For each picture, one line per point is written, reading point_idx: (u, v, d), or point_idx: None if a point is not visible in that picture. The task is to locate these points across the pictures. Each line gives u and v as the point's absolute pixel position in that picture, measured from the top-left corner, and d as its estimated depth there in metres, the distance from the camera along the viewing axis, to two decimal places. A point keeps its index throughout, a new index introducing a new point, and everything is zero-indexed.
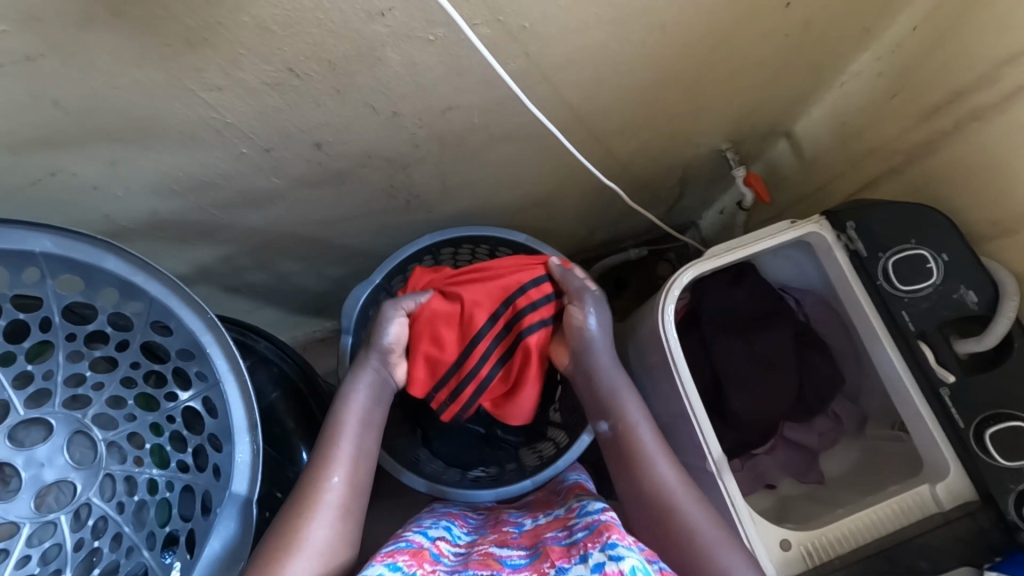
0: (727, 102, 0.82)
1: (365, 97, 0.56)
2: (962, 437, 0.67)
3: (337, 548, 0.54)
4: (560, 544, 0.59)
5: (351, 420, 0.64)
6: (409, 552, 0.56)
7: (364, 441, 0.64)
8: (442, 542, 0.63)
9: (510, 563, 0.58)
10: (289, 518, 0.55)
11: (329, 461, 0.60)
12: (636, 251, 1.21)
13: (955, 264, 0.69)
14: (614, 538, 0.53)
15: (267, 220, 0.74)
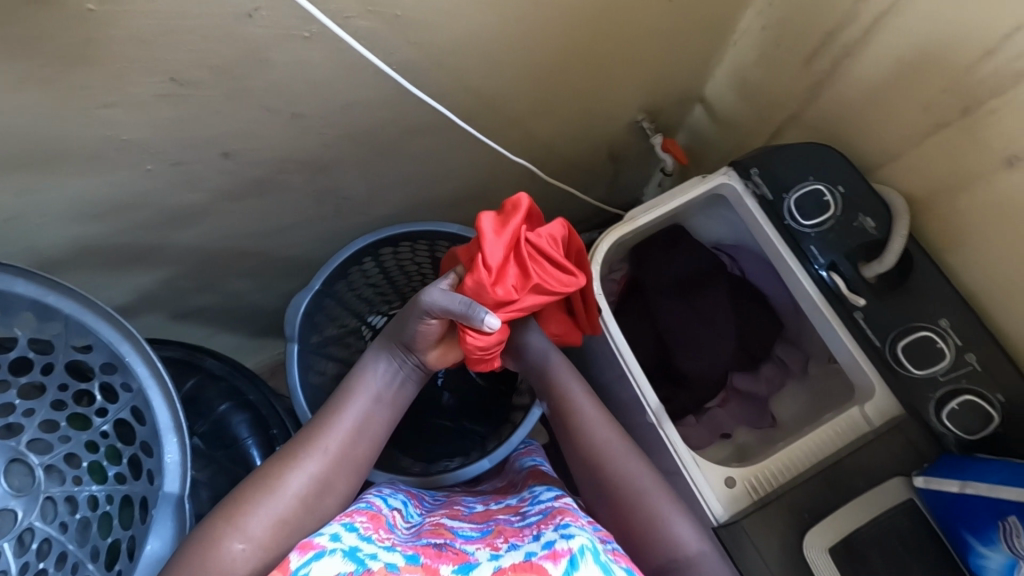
0: (631, 74, 0.85)
1: (261, 101, 0.58)
2: (883, 356, 0.71)
3: (302, 523, 0.55)
4: (513, 524, 0.62)
5: (362, 395, 0.65)
6: (367, 515, 0.58)
7: (369, 419, 0.64)
8: (400, 512, 0.65)
9: (461, 534, 0.61)
10: (268, 476, 0.56)
11: (322, 432, 0.61)
12: (587, 234, 1.24)
13: (851, 194, 0.72)
14: (567, 520, 0.55)
15: (198, 238, 0.76)
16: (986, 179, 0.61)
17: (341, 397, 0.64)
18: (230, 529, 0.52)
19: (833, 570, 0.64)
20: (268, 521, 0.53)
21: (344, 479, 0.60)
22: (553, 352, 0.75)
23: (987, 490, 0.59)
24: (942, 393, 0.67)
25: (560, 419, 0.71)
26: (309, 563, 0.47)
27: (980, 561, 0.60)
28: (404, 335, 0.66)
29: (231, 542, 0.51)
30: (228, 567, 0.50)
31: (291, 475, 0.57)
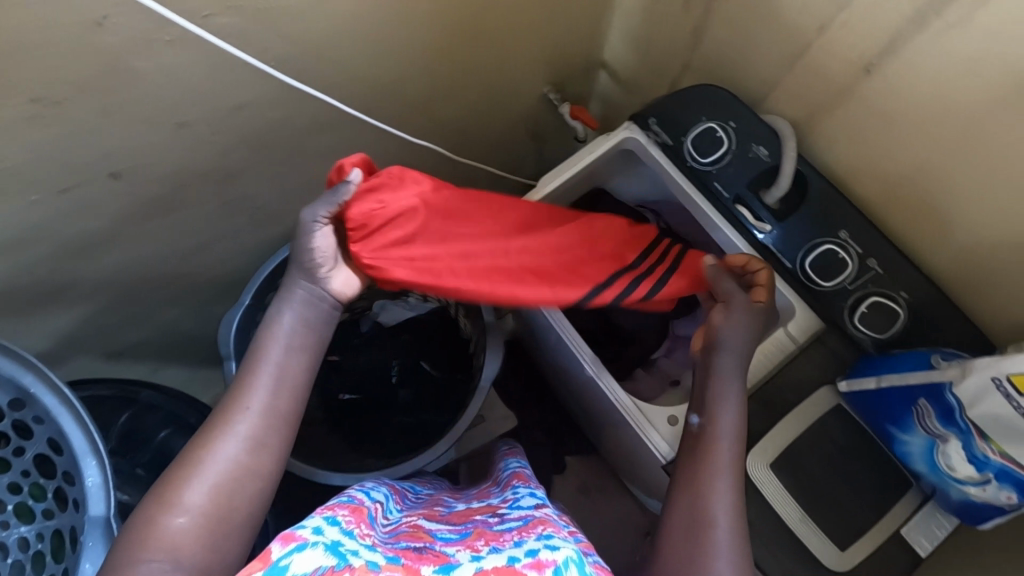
0: (527, 47, 0.86)
1: (139, 112, 0.57)
2: (796, 275, 0.74)
3: (241, 487, 0.51)
4: (491, 528, 0.60)
5: (273, 345, 0.58)
6: (348, 509, 0.54)
7: (289, 367, 0.57)
8: (381, 505, 0.63)
9: (440, 536, 0.58)
10: (195, 448, 0.51)
11: (243, 387, 0.55)
12: None
13: (742, 127, 0.75)
14: (549, 531, 0.54)
15: (111, 268, 0.74)
16: (853, 90, 0.64)
17: (257, 350, 0.58)
18: (166, 508, 0.47)
19: (776, 484, 0.67)
20: (205, 493, 0.49)
21: (281, 433, 0.55)
22: (733, 379, 0.64)
23: (898, 379, 0.62)
24: (853, 300, 0.71)
25: (697, 440, 0.62)
26: (291, 554, 0.41)
27: (903, 448, 0.65)
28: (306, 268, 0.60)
29: (168, 518, 0.47)
30: (166, 542, 0.46)
31: (218, 441, 0.51)
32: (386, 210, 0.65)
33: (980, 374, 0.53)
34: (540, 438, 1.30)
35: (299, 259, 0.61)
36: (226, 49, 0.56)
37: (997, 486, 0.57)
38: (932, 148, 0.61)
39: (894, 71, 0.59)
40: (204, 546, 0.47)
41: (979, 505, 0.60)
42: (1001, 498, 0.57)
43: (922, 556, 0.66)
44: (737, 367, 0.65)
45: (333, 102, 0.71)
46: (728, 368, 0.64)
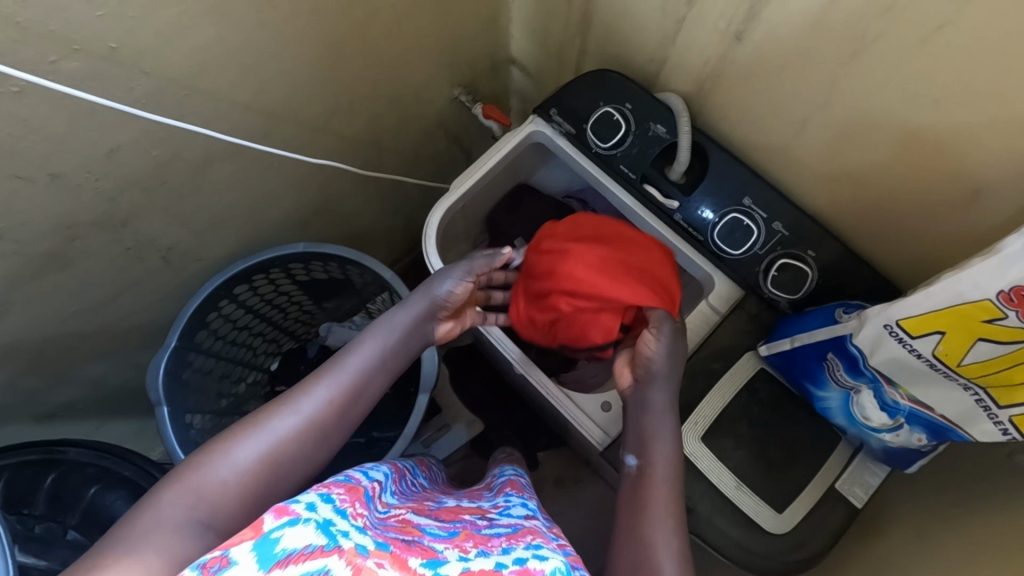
0: (423, 53, 0.86)
1: (5, 169, 0.56)
2: (709, 245, 0.74)
3: (291, 464, 0.52)
4: (479, 530, 0.59)
5: (366, 348, 0.62)
6: (344, 488, 0.48)
7: (372, 371, 0.61)
8: (378, 486, 0.57)
9: (428, 531, 0.54)
10: (266, 412, 0.54)
11: (329, 369, 0.60)
12: None
13: (638, 108, 0.76)
14: (538, 542, 0.54)
15: (16, 330, 0.72)
16: (728, 57, 0.65)
17: (355, 343, 0.63)
18: (218, 456, 0.50)
19: (710, 456, 0.68)
20: (253, 457, 0.50)
21: (338, 429, 0.57)
22: (663, 408, 0.63)
23: (809, 337, 0.63)
24: (766, 265, 0.72)
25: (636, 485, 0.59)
26: (283, 527, 0.35)
27: (823, 404, 0.66)
28: (423, 304, 0.68)
29: (217, 471, 0.49)
30: (209, 491, 0.47)
31: (282, 412, 0.54)
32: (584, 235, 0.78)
33: (873, 323, 0.55)
34: (506, 438, 1.29)
35: (433, 295, 0.69)
36: (82, 96, 0.54)
37: (909, 429, 0.60)
38: (813, 106, 0.61)
39: (758, 36, 0.60)
40: (233, 509, 0.48)
41: (899, 451, 0.63)
42: (914, 441, 0.60)
43: (858, 507, 0.67)
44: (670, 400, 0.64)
45: (221, 135, 0.69)
46: (659, 400, 0.63)
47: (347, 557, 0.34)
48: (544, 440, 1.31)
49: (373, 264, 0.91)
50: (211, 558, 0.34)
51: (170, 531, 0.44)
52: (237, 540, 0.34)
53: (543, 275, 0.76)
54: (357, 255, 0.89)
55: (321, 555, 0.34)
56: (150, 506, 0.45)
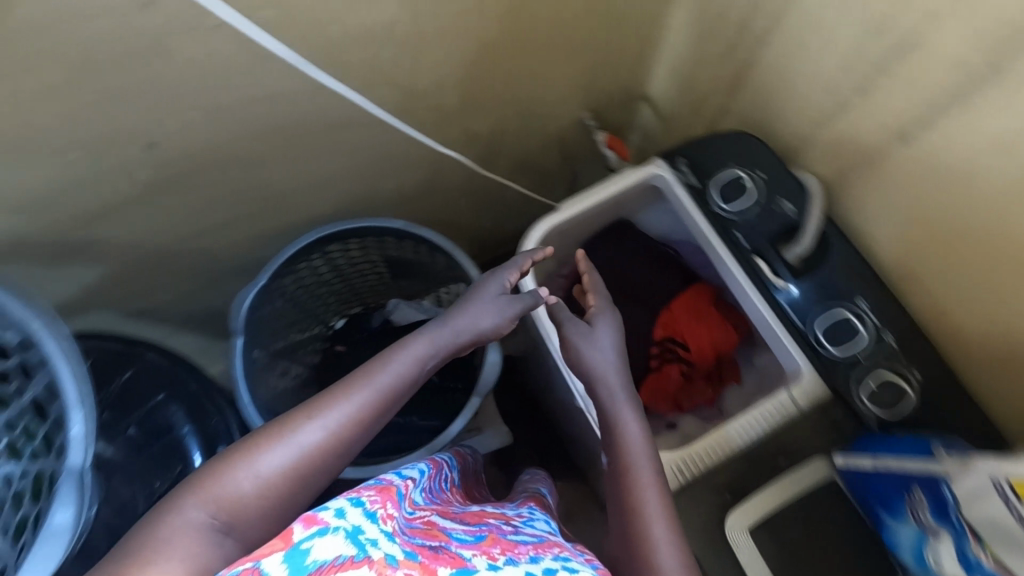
0: (567, 71, 0.87)
1: (178, 91, 0.60)
2: (807, 336, 0.71)
3: (313, 475, 0.50)
4: (506, 537, 0.59)
5: (399, 360, 0.59)
6: (376, 490, 0.48)
7: (405, 383, 0.58)
8: (410, 486, 0.58)
9: (455, 537, 0.54)
10: (293, 418, 0.52)
11: (358, 381, 0.56)
12: None
13: (771, 180, 0.74)
14: (566, 554, 0.55)
15: (136, 232, 0.77)
16: (884, 153, 0.62)
17: (386, 353, 0.60)
18: (240, 464, 0.48)
19: (752, 549, 0.68)
20: (275, 467, 0.49)
21: (363, 439, 0.54)
22: (622, 400, 0.64)
23: (892, 462, 0.60)
24: (864, 376, 0.68)
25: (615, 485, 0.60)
26: (312, 537, 0.36)
27: (893, 536, 0.63)
28: (461, 328, 0.65)
29: (238, 480, 0.48)
30: (229, 500, 0.47)
31: (308, 422, 0.51)
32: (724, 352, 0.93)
33: (983, 474, 0.50)
34: (529, 460, 1.28)
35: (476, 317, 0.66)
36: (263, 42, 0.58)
37: None
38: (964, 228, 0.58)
39: (928, 142, 0.57)
40: (254, 520, 0.47)
41: None
42: None
43: None
44: (624, 386, 0.65)
45: (365, 103, 0.72)
46: (611, 397, 0.65)
47: (376, 570, 0.36)
48: (565, 471, 1.29)
49: (463, 259, 0.94)
50: (242, 569, 0.35)
51: (194, 539, 0.44)
52: (267, 553, 0.35)
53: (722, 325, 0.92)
54: (450, 246, 0.92)
55: (351, 568, 0.36)
56: (172, 518, 0.45)
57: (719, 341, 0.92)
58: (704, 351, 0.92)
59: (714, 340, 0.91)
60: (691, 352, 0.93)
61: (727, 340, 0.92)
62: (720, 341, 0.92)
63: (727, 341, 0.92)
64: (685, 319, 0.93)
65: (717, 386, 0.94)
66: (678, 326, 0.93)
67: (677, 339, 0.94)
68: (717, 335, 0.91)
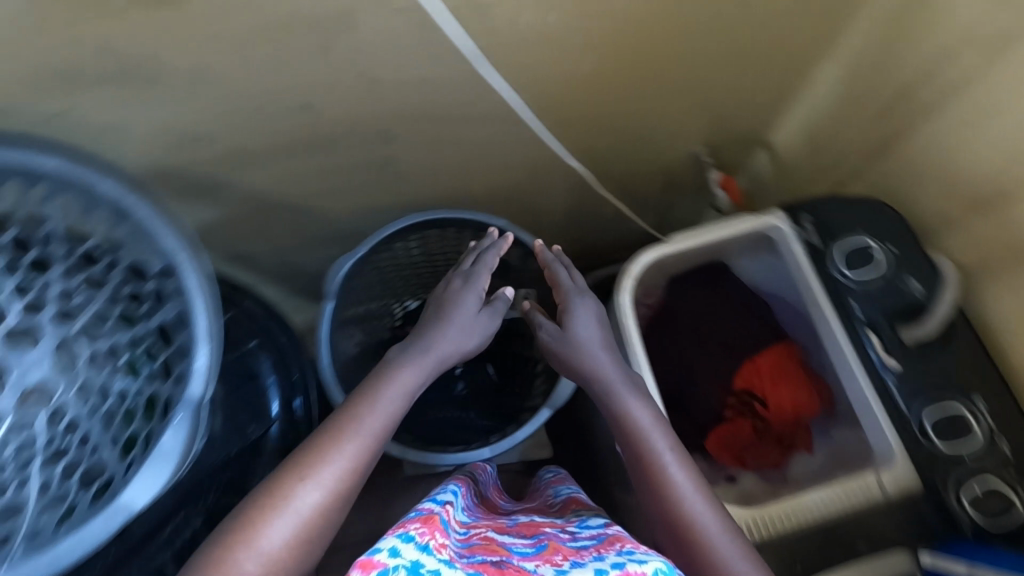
0: (699, 103, 0.86)
1: (347, 58, 0.62)
2: (907, 420, 0.69)
3: (315, 534, 0.53)
4: (566, 543, 0.58)
5: (383, 400, 0.60)
6: (420, 520, 0.56)
7: (388, 423, 0.59)
8: (450, 510, 0.62)
9: (516, 550, 0.57)
10: (286, 483, 0.53)
11: (345, 430, 0.57)
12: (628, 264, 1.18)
13: (901, 256, 0.72)
14: (629, 548, 0.52)
15: (261, 183, 0.80)
16: None
17: (362, 393, 0.60)
18: (242, 544, 0.50)
19: None
20: (279, 540, 0.51)
21: (359, 486, 0.56)
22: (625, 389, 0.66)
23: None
24: (965, 478, 0.66)
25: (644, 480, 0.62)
26: None
27: None
28: (446, 356, 0.66)
29: (244, 561, 0.49)
30: None
31: (302, 486, 0.53)
32: (802, 419, 0.90)
33: None
34: None
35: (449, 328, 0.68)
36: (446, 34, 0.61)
37: None
38: None
39: None
40: None
41: None
42: None
43: None
44: (619, 375, 0.67)
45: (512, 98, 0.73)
46: (615, 385, 0.66)
47: None
48: None
49: None
50: None
51: None
52: None
53: (807, 391, 0.88)
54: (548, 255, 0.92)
55: None
56: None
57: (800, 405, 0.88)
58: (782, 411, 0.89)
59: (795, 403, 0.88)
60: (769, 409, 0.89)
61: (808, 407, 0.88)
62: (802, 406, 0.88)
63: (809, 407, 0.89)
64: (770, 375, 0.90)
65: (786, 452, 0.90)
66: (760, 379, 0.90)
67: (757, 392, 0.90)
68: (799, 398, 0.88)
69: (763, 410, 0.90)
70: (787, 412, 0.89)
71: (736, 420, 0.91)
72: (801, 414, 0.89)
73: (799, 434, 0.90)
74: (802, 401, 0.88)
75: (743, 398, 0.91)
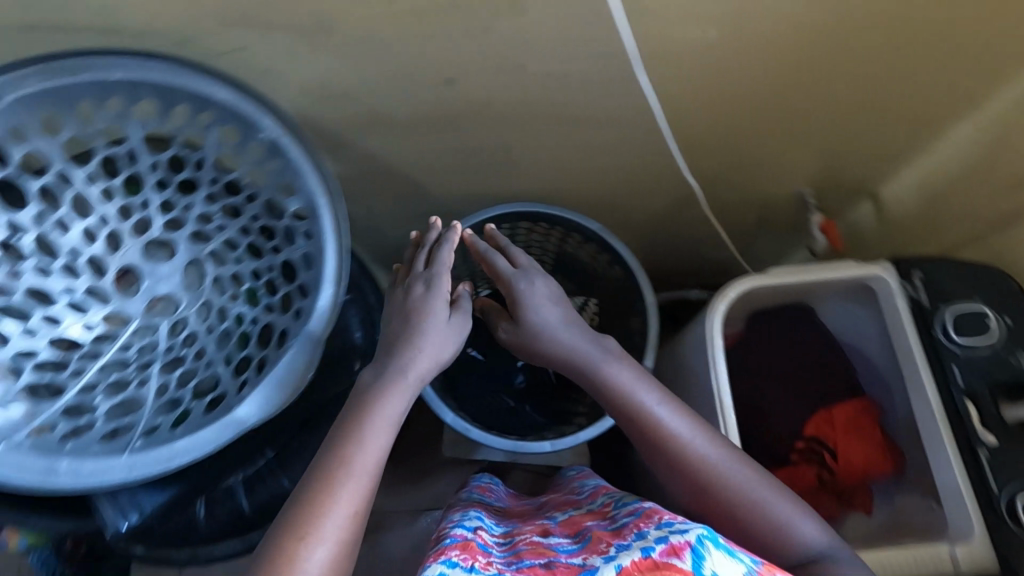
0: (817, 140, 0.85)
1: (501, 39, 0.65)
2: (994, 500, 0.67)
3: None
4: (608, 529, 0.58)
5: (369, 436, 0.56)
6: (459, 546, 0.57)
7: (379, 453, 0.56)
8: (483, 533, 0.64)
9: (563, 549, 0.57)
10: (288, 549, 0.50)
11: (335, 475, 0.54)
12: (698, 293, 1.17)
13: (1015, 331, 0.72)
14: (669, 518, 0.52)
15: (379, 148, 0.83)
16: None
17: (338, 433, 0.57)
18: None
19: None
20: None
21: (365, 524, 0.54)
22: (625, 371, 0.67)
23: None
24: None
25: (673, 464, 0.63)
26: None
27: None
28: (425, 373, 0.62)
29: None
30: None
31: (305, 546, 0.50)
32: (869, 478, 0.87)
33: None
34: None
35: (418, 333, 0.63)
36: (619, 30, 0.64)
37: None
38: None
39: None
40: None
41: None
42: None
43: None
44: (604, 356, 0.67)
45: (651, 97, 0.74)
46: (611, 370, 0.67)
47: None
48: None
49: (643, 281, 0.94)
50: None
51: None
52: None
53: (879, 451, 0.86)
54: (638, 264, 0.92)
55: None
56: None
57: (871, 464, 0.86)
58: (852, 466, 0.86)
59: (866, 460, 0.86)
60: (838, 461, 0.87)
61: (879, 466, 0.86)
62: (873, 464, 0.86)
63: (879, 467, 0.86)
64: (844, 427, 0.88)
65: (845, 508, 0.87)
66: (833, 430, 0.88)
67: (827, 442, 0.88)
68: (870, 456, 0.86)
69: (830, 462, 0.88)
70: (856, 468, 0.87)
71: (800, 466, 0.88)
72: (870, 473, 0.87)
73: (864, 493, 0.87)
74: (872, 459, 0.86)
75: (811, 446, 0.89)
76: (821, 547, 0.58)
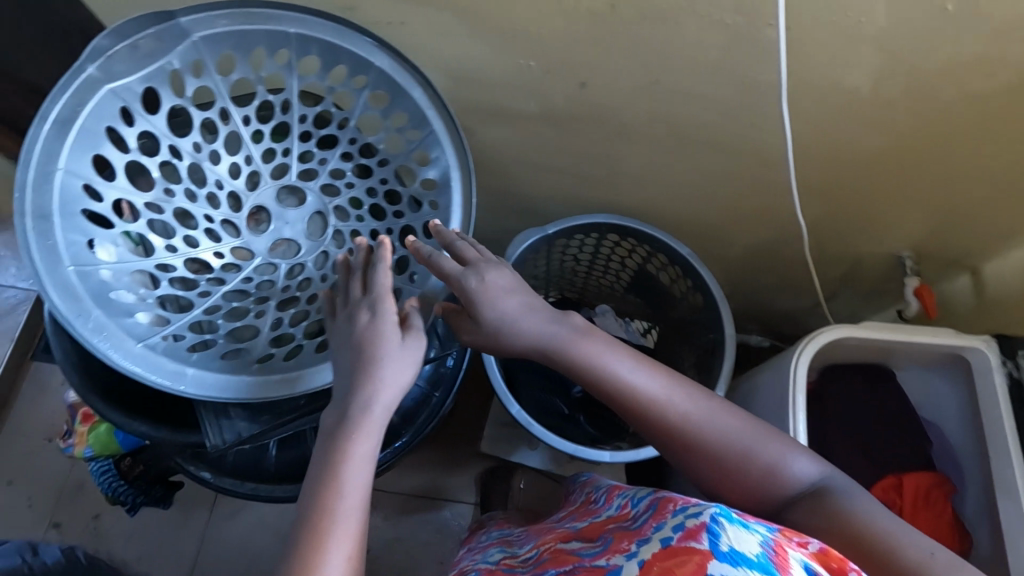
0: (929, 205, 0.84)
1: (645, 55, 0.67)
2: None
3: None
4: (627, 527, 0.52)
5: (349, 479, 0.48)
6: None
7: (363, 488, 0.48)
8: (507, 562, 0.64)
9: (587, 553, 0.53)
10: None
11: (320, 531, 0.45)
12: (757, 340, 1.20)
13: None
14: (684, 504, 0.46)
15: (494, 140, 0.87)
16: None
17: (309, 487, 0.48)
18: None
19: None
20: None
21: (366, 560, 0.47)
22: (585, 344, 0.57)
23: None
24: None
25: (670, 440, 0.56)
26: None
27: None
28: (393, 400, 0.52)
29: None
30: None
31: None
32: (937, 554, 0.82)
33: None
34: None
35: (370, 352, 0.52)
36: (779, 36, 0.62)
37: None
38: None
39: None
40: None
41: None
42: None
43: None
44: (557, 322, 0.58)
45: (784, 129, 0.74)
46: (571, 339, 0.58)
47: None
48: None
49: (725, 314, 0.91)
50: None
51: None
52: None
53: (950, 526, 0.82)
54: (722, 295, 0.91)
55: None
56: None
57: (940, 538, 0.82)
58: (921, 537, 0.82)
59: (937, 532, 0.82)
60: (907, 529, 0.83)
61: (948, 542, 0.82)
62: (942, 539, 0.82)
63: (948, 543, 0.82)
64: (915, 496, 0.85)
65: None
66: (902, 495, 0.85)
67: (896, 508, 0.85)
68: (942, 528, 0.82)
69: None
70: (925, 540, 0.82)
71: None
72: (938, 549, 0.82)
73: None
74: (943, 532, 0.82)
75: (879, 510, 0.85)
76: (819, 477, 0.54)
